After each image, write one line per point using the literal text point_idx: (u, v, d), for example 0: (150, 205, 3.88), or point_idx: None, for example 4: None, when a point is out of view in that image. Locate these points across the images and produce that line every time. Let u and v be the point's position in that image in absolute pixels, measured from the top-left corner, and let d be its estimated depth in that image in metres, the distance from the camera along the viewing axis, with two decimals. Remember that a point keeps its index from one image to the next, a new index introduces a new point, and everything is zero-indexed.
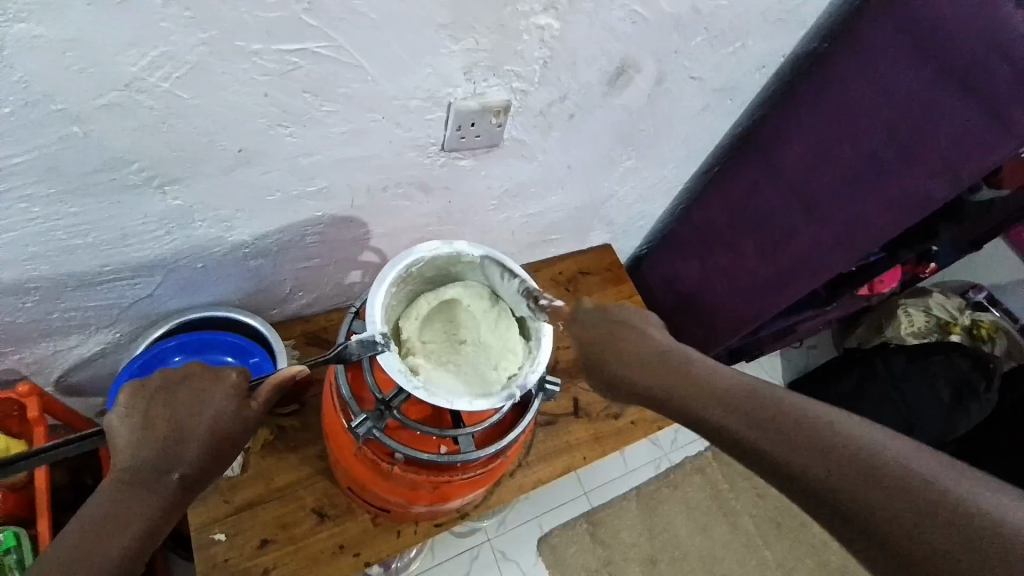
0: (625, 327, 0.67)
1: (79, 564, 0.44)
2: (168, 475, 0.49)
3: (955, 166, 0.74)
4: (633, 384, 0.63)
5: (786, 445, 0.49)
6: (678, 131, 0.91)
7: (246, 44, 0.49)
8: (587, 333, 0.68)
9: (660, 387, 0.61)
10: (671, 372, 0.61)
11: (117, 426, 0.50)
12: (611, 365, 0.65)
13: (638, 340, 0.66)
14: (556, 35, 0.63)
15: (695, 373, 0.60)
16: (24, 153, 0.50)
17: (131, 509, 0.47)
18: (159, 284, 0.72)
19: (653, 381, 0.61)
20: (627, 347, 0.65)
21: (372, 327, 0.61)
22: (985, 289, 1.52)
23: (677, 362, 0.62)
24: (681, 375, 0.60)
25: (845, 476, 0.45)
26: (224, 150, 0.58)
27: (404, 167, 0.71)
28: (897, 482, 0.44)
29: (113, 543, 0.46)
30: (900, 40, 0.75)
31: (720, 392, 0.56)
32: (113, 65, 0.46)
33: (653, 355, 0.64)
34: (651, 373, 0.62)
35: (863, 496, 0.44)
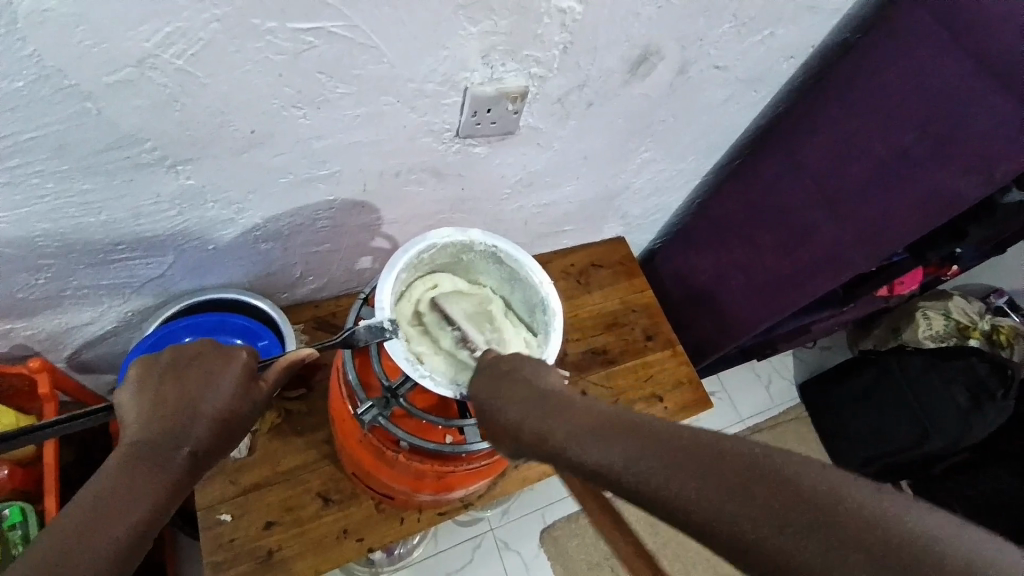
0: (518, 361, 0.58)
1: (79, 545, 0.41)
2: (177, 451, 0.48)
3: (991, 163, 0.71)
4: (518, 422, 0.52)
5: (693, 485, 0.38)
6: (698, 122, 0.89)
7: (261, 22, 0.48)
8: (487, 372, 0.58)
9: (544, 427, 0.49)
10: (560, 405, 0.50)
11: (130, 403, 0.50)
12: (499, 402, 0.54)
13: (529, 373, 0.56)
14: (578, 20, 0.61)
15: (583, 405, 0.49)
16: (36, 130, 0.49)
17: (140, 483, 0.46)
18: (171, 264, 0.72)
19: (539, 416, 0.50)
20: (517, 381, 0.55)
21: (380, 313, 0.60)
22: (1007, 294, 1.48)
23: (568, 396, 0.52)
24: (569, 408, 0.50)
25: (761, 512, 0.35)
26: (236, 131, 0.57)
27: (417, 153, 0.70)
28: (827, 515, 0.34)
29: (121, 515, 0.44)
30: (939, 30, 0.73)
31: (617, 425, 0.45)
32: (125, 41, 0.46)
33: (545, 390, 0.53)
34: (541, 408, 0.51)
35: (783, 529, 0.34)
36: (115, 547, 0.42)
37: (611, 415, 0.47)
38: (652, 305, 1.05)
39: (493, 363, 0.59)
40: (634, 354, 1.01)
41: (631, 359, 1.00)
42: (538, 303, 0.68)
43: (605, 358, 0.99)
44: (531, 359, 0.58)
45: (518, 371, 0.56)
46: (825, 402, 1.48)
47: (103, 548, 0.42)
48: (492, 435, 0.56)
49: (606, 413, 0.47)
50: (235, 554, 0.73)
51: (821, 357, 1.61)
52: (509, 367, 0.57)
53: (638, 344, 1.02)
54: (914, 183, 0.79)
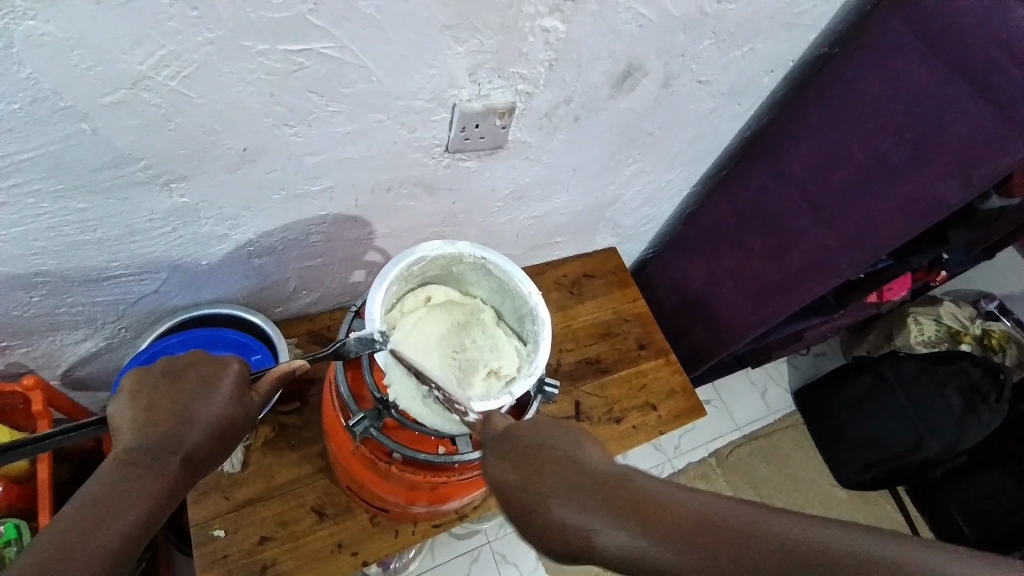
0: (540, 435, 0.50)
1: (80, 545, 0.42)
2: (170, 456, 0.49)
3: (967, 166, 0.73)
4: (575, 526, 0.44)
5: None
6: (684, 134, 0.90)
7: (253, 44, 0.50)
8: (510, 448, 0.49)
9: (609, 536, 0.43)
10: (619, 501, 0.44)
11: (121, 408, 0.50)
12: (541, 495, 0.45)
13: (560, 449, 0.48)
14: (562, 37, 0.63)
15: (644, 498, 0.44)
16: (32, 150, 0.50)
17: (134, 486, 0.46)
18: (165, 280, 0.72)
19: (600, 518, 0.43)
20: (556, 465, 0.47)
21: (370, 325, 0.61)
22: (997, 298, 1.49)
23: (617, 480, 0.45)
24: (631, 505, 0.43)
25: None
26: (229, 149, 0.58)
27: (407, 167, 0.71)
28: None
29: (118, 518, 0.44)
30: (910, 40, 0.75)
31: (693, 526, 0.42)
32: (119, 63, 0.47)
33: (592, 477, 0.46)
34: (602, 504, 0.44)
35: None
36: (113, 547, 0.43)
37: (677, 510, 0.43)
38: (644, 315, 1.06)
39: (512, 440, 0.50)
40: (627, 363, 1.01)
41: (625, 368, 1.01)
42: (527, 312, 0.69)
43: (598, 368, 1.00)
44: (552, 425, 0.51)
45: (548, 450, 0.48)
46: (821, 407, 1.48)
47: (97, 549, 0.42)
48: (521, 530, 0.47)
49: (670, 501, 0.43)
50: (230, 569, 0.73)
51: (815, 364, 1.61)
52: (535, 446, 0.49)
53: (632, 352, 1.02)
54: (899, 182, 0.80)
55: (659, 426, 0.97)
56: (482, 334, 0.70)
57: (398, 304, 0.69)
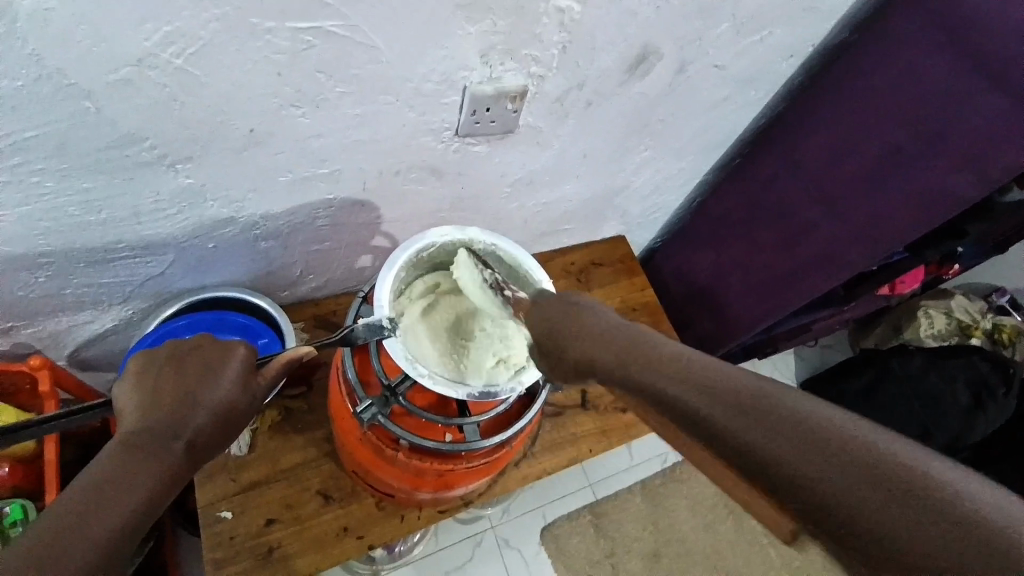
0: (578, 302, 0.55)
1: (73, 535, 0.40)
2: (174, 441, 0.48)
3: (980, 158, 0.72)
4: (586, 359, 0.49)
5: (744, 418, 0.38)
6: (699, 119, 0.88)
7: (260, 22, 0.48)
8: (547, 310, 0.56)
9: (618, 366, 0.46)
10: (641, 345, 0.47)
11: (130, 392, 0.50)
12: (558, 342, 0.53)
13: (594, 314, 0.53)
14: (576, 18, 0.61)
15: (652, 348, 0.46)
16: (36, 127, 0.50)
17: (137, 470, 0.45)
18: (171, 263, 0.72)
19: (612, 353, 0.47)
20: (580, 324, 0.52)
21: (378, 311, 0.61)
22: (1009, 293, 1.47)
23: (639, 333, 0.49)
24: (655, 350, 0.45)
25: (856, 485, 0.33)
26: (235, 130, 0.57)
27: (416, 151, 0.70)
28: (879, 476, 0.33)
29: (123, 501, 0.43)
30: (925, 27, 0.73)
31: (703, 372, 0.41)
32: (125, 40, 0.46)
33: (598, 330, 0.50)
34: (609, 346, 0.48)
35: (845, 482, 0.34)
36: (107, 539, 0.41)
37: (669, 356, 0.44)
38: (652, 304, 1.05)
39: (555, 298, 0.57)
40: None
41: None
42: None
43: None
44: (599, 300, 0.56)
45: (582, 309, 0.54)
46: None
47: (99, 534, 0.41)
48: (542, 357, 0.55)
49: (690, 356, 0.44)
50: (235, 551, 0.73)
51: (822, 356, 1.60)
52: (572, 304, 0.55)
53: None
54: (903, 179, 0.80)
55: None
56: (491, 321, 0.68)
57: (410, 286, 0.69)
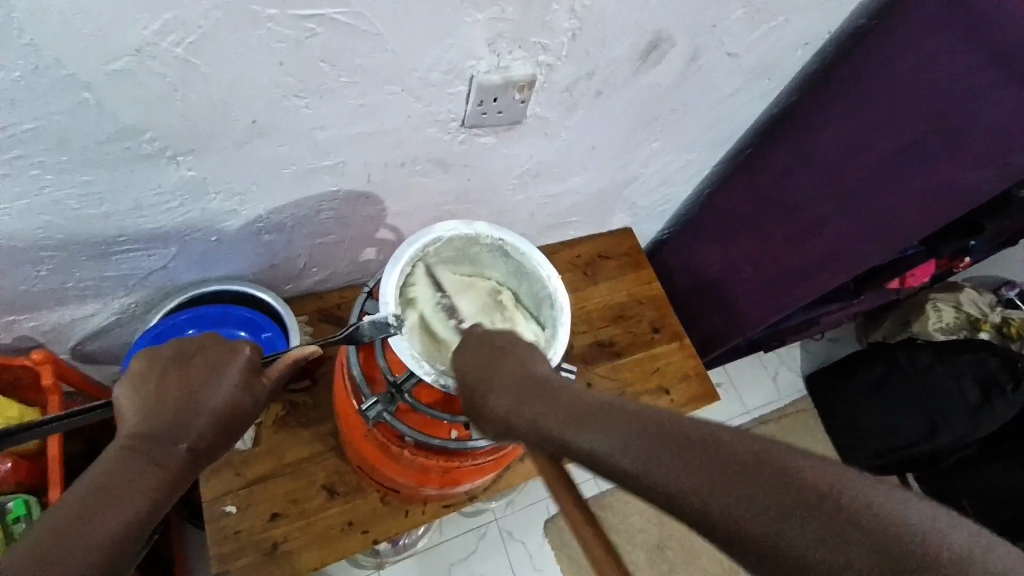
0: (507, 343, 0.56)
1: (76, 536, 0.39)
2: (176, 444, 0.47)
3: (1000, 154, 0.71)
4: (511, 411, 0.49)
5: (659, 465, 0.37)
6: (710, 110, 0.86)
7: (261, 9, 0.47)
8: (476, 348, 0.56)
9: (540, 421, 0.46)
10: (561, 398, 0.47)
11: (129, 395, 0.49)
12: (486, 386, 0.52)
13: (519, 359, 0.54)
14: (587, 5, 0.59)
15: (574, 397, 0.46)
16: (35, 120, 0.48)
17: (139, 473, 0.44)
18: (174, 256, 0.71)
19: (535, 407, 0.48)
20: (507, 366, 0.53)
21: (384, 309, 0.59)
22: (1019, 285, 1.43)
23: (558, 385, 0.49)
24: (571, 405, 0.45)
25: (771, 516, 0.32)
26: (237, 122, 0.56)
27: (422, 143, 0.68)
28: (791, 495, 0.33)
29: (126, 503, 0.42)
30: (947, 16, 0.71)
31: (619, 423, 0.41)
32: (123, 28, 0.44)
33: (525, 376, 0.51)
34: (535, 400, 0.48)
35: (759, 512, 0.33)
36: (111, 540, 0.40)
37: (590, 403, 0.44)
38: (659, 298, 1.04)
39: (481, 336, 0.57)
40: (642, 346, 0.99)
41: (638, 352, 0.99)
42: (542, 296, 0.67)
43: (611, 351, 0.98)
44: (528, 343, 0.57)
45: (507, 352, 0.55)
46: (835, 395, 1.45)
47: (102, 536, 0.40)
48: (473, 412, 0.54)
49: (605, 405, 0.44)
50: (240, 545, 0.73)
51: (829, 350, 1.59)
52: (498, 347, 0.55)
53: (645, 336, 1.00)
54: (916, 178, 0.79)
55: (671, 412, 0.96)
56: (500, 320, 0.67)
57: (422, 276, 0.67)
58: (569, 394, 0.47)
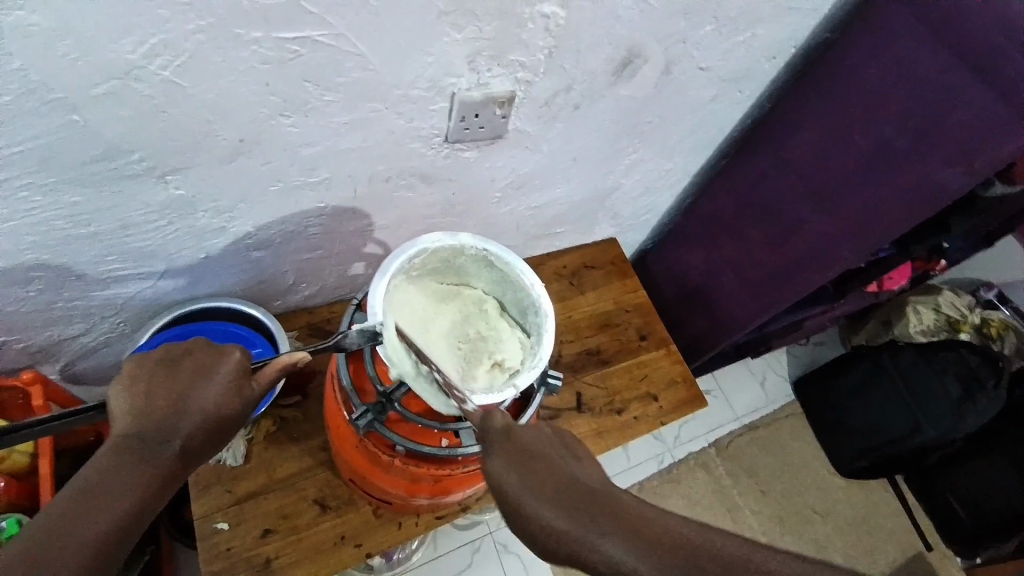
0: (541, 444, 0.51)
1: (64, 537, 0.42)
2: (166, 444, 0.48)
3: (971, 154, 0.74)
4: (576, 536, 0.45)
5: None
6: (685, 121, 0.89)
7: (246, 32, 0.49)
8: (507, 445, 0.51)
9: (612, 553, 0.43)
10: (627, 522, 0.45)
11: (119, 395, 0.49)
12: (535, 500, 0.47)
13: (562, 463, 0.50)
14: (561, 24, 0.62)
15: (640, 519, 0.45)
16: (23, 143, 0.50)
17: (129, 473, 0.46)
18: (162, 274, 0.72)
19: (603, 531, 0.44)
20: (555, 476, 0.49)
21: (372, 318, 0.60)
22: (996, 288, 1.47)
23: (618, 499, 0.47)
24: (645, 537, 0.44)
25: None
26: (224, 140, 0.57)
27: (406, 157, 0.70)
28: None
29: (113, 504, 0.44)
30: (914, 25, 0.75)
31: (696, 563, 0.42)
32: (110, 53, 0.46)
33: (577, 488, 0.48)
34: (600, 521, 0.45)
35: None
36: (97, 541, 0.43)
37: (664, 532, 0.44)
38: (645, 305, 1.06)
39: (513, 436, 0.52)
40: (629, 353, 1.01)
41: (625, 359, 1.00)
42: (527, 304, 0.69)
43: (598, 359, 1.00)
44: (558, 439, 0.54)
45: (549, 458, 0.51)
46: (820, 399, 1.47)
47: (90, 536, 0.42)
48: (515, 527, 0.48)
49: (681, 538, 0.43)
50: (232, 562, 0.73)
51: (814, 353, 1.62)
52: (538, 452, 0.51)
53: (632, 343, 1.02)
54: (898, 175, 0.81)
55: (660, 417, 0.97)
56: (485, 328, 0.68)
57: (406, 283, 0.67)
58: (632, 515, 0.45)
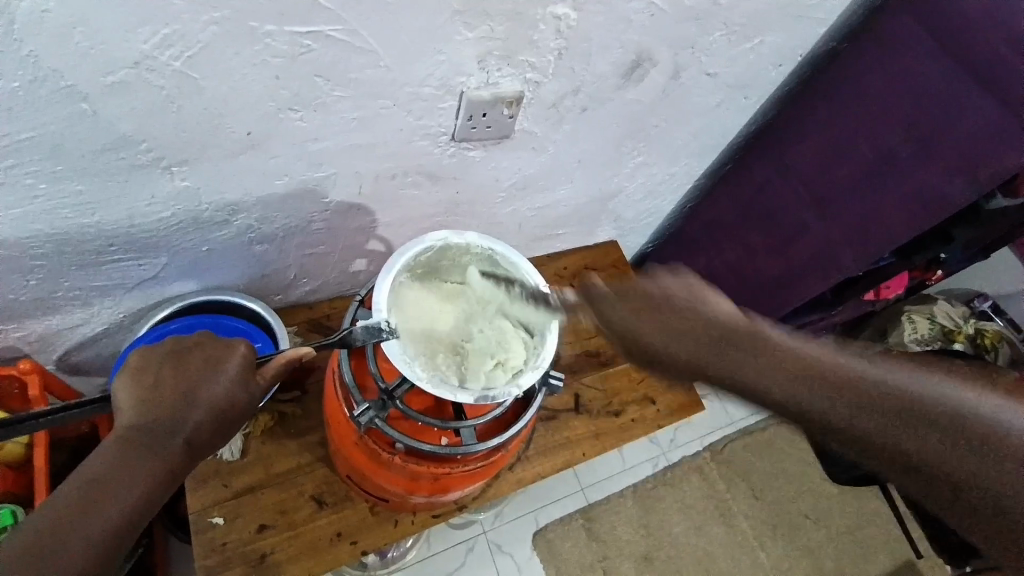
0: (660, 287, 0.58)
1: (70, 532, 0.42)
2: (172, 438, 0.48)
3: (977, 162, 0.75)
4: (696, 356, 0.54)
5: (868, 421, 0.47)
6: (691, 125, 0.89)
7: (259, 25, 0.48)
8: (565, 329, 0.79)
9: (738, 374, 0.52)
10: (753, 351, 0.52)
11: (125, 387, 0.49)
12: (639, 324, 0.58)
13: (692, 303, 0.57)
14: (573, 25, 0.62)
15: (759, 337, 0.53)
16: (31, 130, 0.49)
17: (133, 468, 0.46)
18: (165, 266, 0.71)
19: (729, 360, 0.53)
20: (663, 313, 0.57)
21: (377, 315, 0.61)
22: (991, 298, 1.46)
23: (754, 335, 0.54)
24: (764, 349, 0.52)
25: (930, 448, 0.45)
26: (233, 133, 0.57)
27: (413, 156, 0.70)
28: (992, 456, 0.44)
29: (117, 502, 0.44)
30: (920, 36, 0.76)
31: (817, 376, 0.50)
32: (123, 43, 0.46)
33: (704, 314, 0.56)
34: (693, 336, 0.55)
35: (959, 466, 0.45)
36: (101, 538, 0.43)
37: (801, 359, 0.51)
38: None
39: (748, 332, 0.54)
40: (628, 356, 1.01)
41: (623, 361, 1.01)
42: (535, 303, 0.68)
43: (598, 361, 1.00)
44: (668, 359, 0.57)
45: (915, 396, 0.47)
46: None
47: (94, 532, 0.43)
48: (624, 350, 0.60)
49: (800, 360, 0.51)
50: (228, 558, 0.73)
51: None
52: (902, 391, 0.48)
53: None
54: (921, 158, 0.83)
55: (656, 420, 0.97)
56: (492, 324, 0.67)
57: (410, 281, 0.67)
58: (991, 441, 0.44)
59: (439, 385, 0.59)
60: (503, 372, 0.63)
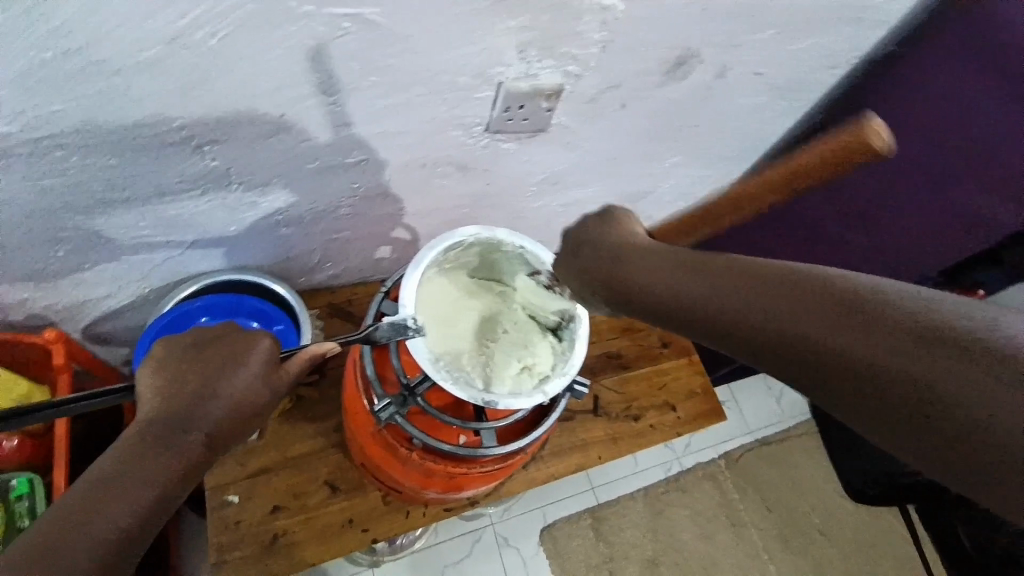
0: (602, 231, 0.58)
1: (82, 528, 0.40)
2: (190, 433, 0.47)
3: None
4: (612, 273, 0.53)
5: (757, 313, 0.40)
6: (733, 127, 0.85)
7: (297, 5, 0.47)
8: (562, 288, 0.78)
9: (644, 281, 0.50)
10: (654, 262, 0.50)
11: (149, 379, 0.49)
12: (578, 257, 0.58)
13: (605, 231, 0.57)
14: (619, 18, 0.59)
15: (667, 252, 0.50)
16: (63, 102, 0.48)
17: (150, 462, 0.45)
18: (191, 244, 0.71)
19: (627, 270, 0.52)
20: (586, 244, 0.57)
21: (403, 311, 0.59)
22: None
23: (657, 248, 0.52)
24: (667, 259, 0.50)
25: (832, 333, 0.35)
26: (265, 115, 0.56)
27: (445, 146, 0.68)
28: (914, 337, 0.32)
29: (133, 496, 0.43)
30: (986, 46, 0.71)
31: (717, 276, 0.45)
32: (159, 18, 0.45)
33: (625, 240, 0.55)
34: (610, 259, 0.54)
35: (870, 352, 0.33)
36: (116, 534, 0.41)
37: (696, 262, 0.47)
38: None
39: (689, 254, 0.48)
40: (649, 360, 0.99)
41: (644, 364, 0.98)
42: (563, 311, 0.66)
43: (618, 362, 0.98)
44: (609, 290, 0.53)
45: (870, 293, 0.35)
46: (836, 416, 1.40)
47: (107, 528, 0.41)
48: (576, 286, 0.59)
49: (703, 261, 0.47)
50: (240, 537, 0.73)
51: None
52: (824, 279, 0.38)
53: (653, 350, 1.00)
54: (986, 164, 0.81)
55: (675, 427, 0.95)
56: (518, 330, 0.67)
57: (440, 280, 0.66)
58: (948, 330, 0.31)
59: (464, 386, 0.57)
60: (528, 377, 0.62)
